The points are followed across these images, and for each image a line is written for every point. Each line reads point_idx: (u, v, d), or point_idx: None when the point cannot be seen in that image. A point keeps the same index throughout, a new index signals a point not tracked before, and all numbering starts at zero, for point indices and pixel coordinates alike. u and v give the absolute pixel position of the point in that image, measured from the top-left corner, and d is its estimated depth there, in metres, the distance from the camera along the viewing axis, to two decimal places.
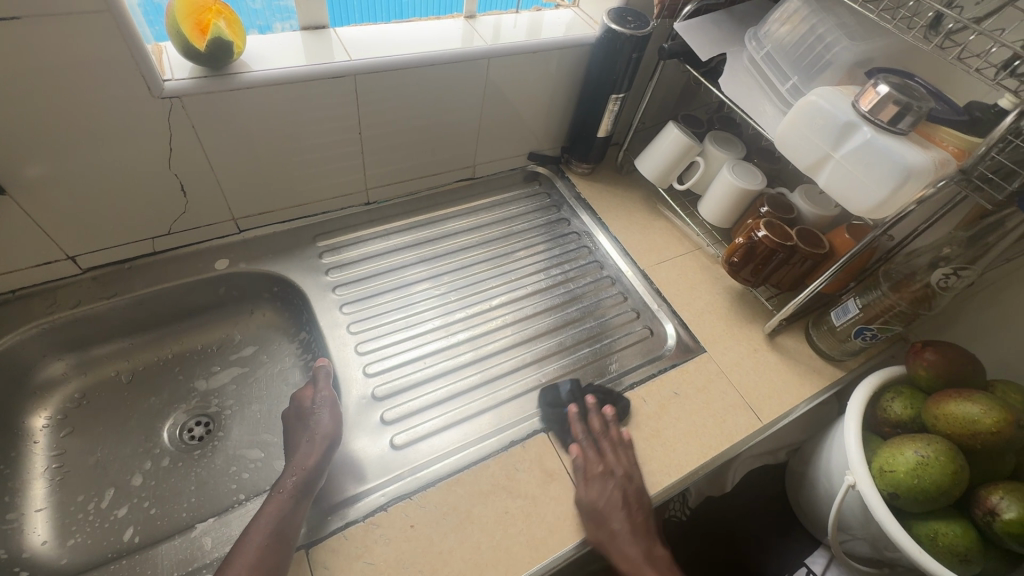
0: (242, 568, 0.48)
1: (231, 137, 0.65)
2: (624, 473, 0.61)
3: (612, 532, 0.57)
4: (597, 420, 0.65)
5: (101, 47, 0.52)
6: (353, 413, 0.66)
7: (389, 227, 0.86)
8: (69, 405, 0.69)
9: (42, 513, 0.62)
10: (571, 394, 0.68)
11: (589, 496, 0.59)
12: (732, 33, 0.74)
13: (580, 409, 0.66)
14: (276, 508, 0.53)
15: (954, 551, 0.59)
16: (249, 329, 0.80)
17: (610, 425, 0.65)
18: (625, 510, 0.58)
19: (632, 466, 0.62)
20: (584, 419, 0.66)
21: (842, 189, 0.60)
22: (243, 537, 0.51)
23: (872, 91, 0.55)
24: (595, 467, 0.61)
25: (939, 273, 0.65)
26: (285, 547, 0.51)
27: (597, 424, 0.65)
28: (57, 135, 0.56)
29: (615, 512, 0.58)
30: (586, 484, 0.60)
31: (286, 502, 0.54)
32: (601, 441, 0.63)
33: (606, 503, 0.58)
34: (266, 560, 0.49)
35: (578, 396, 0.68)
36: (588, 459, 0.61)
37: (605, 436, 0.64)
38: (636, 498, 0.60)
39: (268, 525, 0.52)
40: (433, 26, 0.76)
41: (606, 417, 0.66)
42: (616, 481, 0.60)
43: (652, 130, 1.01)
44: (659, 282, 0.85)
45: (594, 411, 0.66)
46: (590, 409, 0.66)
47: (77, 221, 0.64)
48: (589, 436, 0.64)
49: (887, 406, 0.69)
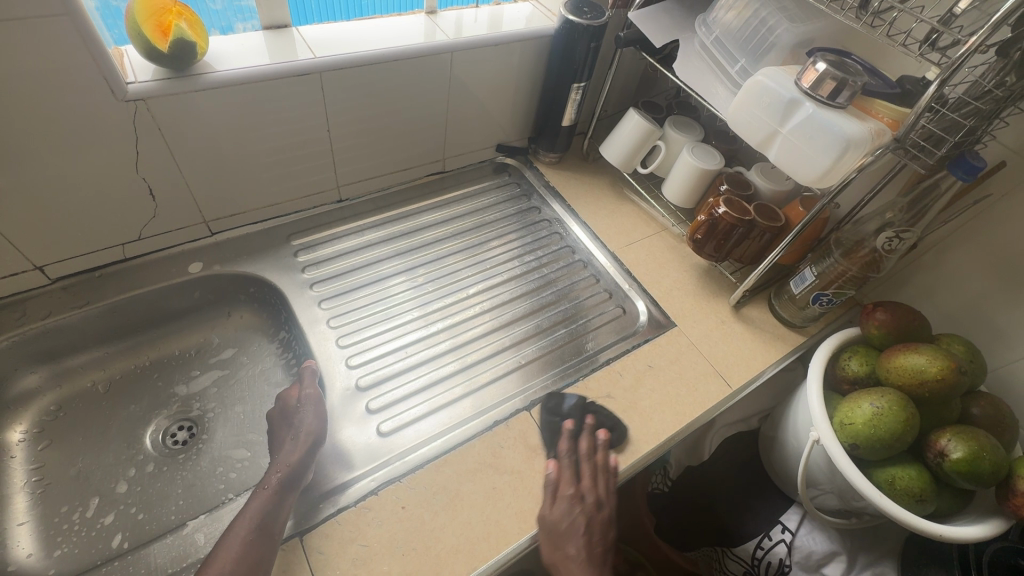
0: (225, 563, 0.50)
1: (198, 139, 0.65)
2: (595, 500, 0.61)
3: (566, 555, 0.57)
4: (586, 441, 0.64)
5: (61, 53, 0.52)
6: (338, 404, 0.67)
7: (363, 223, 0.87)
8: (46, 418, 0.69)
9: (25, 526, 0.61)
10: (572, 408, 0.68)
11: (550, 514, 0.59)
12: (683, 20, 0.78)
13: (574, 426, 0.66)
14: (260, 503, 0.55)
15: (910, 493, 0.64)
16: (227, 332, 0.80)
17: (598, 449, 0.64)
18: (584, 539, 0.59)
19: (604, 494, 0.62)
20: (574, 437, 0.65)
21: (791, 162, 0.64)
22: (228, 531, 0.53)
23: (812, 69, 0.58)
24: (567, 487, 0.61)
25: (884, 237, 0.70)
26: (269, 540, 0.52)
27: (586, 452, 0.63)
28: (19, 143, 0.55)
29: (573, 538, 0.58)
30: (551, 503, 0.60)
31: (269, 498, 0.55)
32: (582, 464, 0.63)
33: (569, 525, 0.58)
34: (250, 552, 0.51)
35: (579, 411, 0.67)
36: (563, 478, 0.61)
37: (588, 460, 0.63)
38: (598, 529, 0.61)
39: (252, 519, 0.53)
40: (396, 22, 0.77)
41: (596, 442, 0.65)
42: (585, 506, 0.60)
43: (615, 118, 1.04)
44: (629, 263, 0.88)
45: (585, 432, 0.65)
46: (584, 429, 0.66)
47: (44, 231, 0.63)
48: (572, 456, 0.63)
49: (845, 365, 0.73)
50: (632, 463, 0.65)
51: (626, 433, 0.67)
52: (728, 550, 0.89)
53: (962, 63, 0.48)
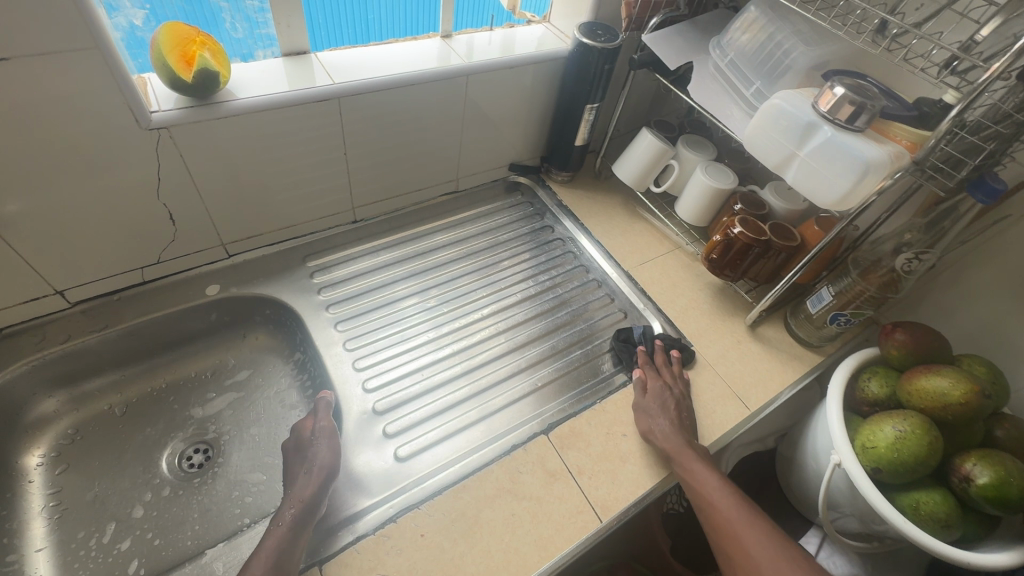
0: None
1: (216, 164, 0.66)
2: (678, 391, 0.71)
3: (658, 423, 0.66)
4: (662, 356, 0.75)
5: (87, 85, 0.53)
6: (354, 430, 0.67)
7: (377, 244, 0.87)
8: (63, 442, 0.69)
9: (42, 552, 0.61)
10: (642, 337, 0.77)
11: (645, 401, 0.69)
12: (697, 42, 0.78)
13: (649, 347, 0.76)
14: (275, 542, 0.52)
15: (936, 518, 0.63)
16: (243, 353, 0.80)
17: (673, 362, 0.75)
18: (673, 412, 0.67)
19: (686, 389, 0.72)
20: (652, 354, 0.75)
21: (809, 183, 0.64)
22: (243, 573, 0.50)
23: (829, 93, 0.59)
24: (653, 378, 0.71)
25: (903, 258, 0.69)
26: None
27: (661, 367, 0.73)
28: (44, 170, 0.56)
29: (665, 411, 0.67)
30: (644, 393, 0.70)
31: (284, 535, 0.53)
32: (661, 368, 0.73)
33: (658, 406, 0.68)
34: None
35: (649, 339, 0.77)
36: (648, 374, 0.72)
37: (665, 366, 0.74)
38: (686, 411, 0.69)
39: (268, 558, 0.51)
40: (410, 47, 0.78)
41: (671, 356, 0.75)
42: (668, 390, 0.70)
43: (626, 136, 1.05)
44: (644, 282, 0.88)
45: (661, 350, 0.76)
46: (658, 347, 0.76)
47: (66, 256, 0.64)
48: (651, 364, 0.74)
49: (865, 387, 0.73)
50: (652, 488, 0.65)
51: (645, 458, 0.66)
52: None
53: (985, 88, 0.48)
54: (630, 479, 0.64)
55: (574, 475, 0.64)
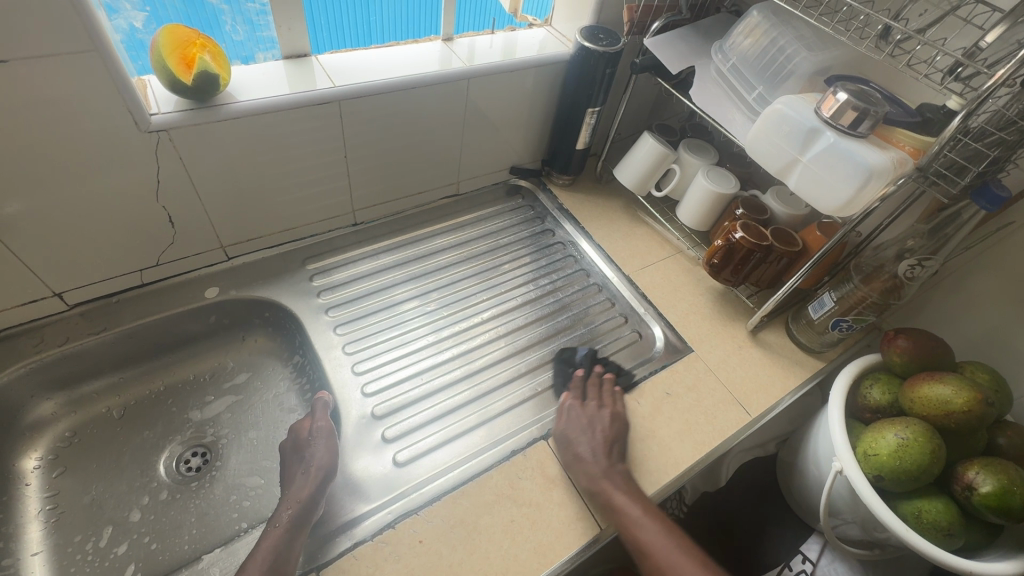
0: None
1: (216, 167, 0.65)
2: (604, 409, 0.68)
3: (578, 449, 0.63)
4: (596, 376, 0.73)
5: (88, 87, 0.53)
6: (353, 434, 0.66)
7: (377, 247, 0.87)
8: (61, 445, 0.68)
9: (38, 556, 0.61)
10: (582, 360, 0.76)
11: (563, 425, 0.66)
12: (699, 46, 0.78)
13: (585, 373, 0.74)
14: (272, 543, 0.53)
15: (938, 526, 0.62)
16: (242, 356, 0.80)
17: (608, 379, 0.73)
18: (591, 432, 0.64)
19: (615, 405, 0.69)
20: (586, 380, 0.73)
21: (811, 189, 0.63)
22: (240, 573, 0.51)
23: (832, 98, 0.58)
24: (577, 399, 0.69)
25: (906, 264, 0.69)
26: None
27: (596, 389, 0.71)
28: (43, 172, 0.56)
29: (583, 436, 0.64)
30: (562, 417, 0.67)
31: (282, 536, 0.53)
32: (590, 386, 0.71)
33: (575, 429, 0.65)
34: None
35: (590, 363, 0.77)
36: (573, 395, 0.70)
37: (595, 384, 0.72)
38: (610, 430, 0.65)
39: (265, 561, 0.51)
40: (411, 50, 0.78)
41: (604, 378, 0.73)
42: (590, 407, 0.68)
43: (628, 140, 1.04)
44: (644, 287, 0.87)
45: (596, 374, 0.73)
46: (594, 372, 0.74)
47: (64, 258, 0.63)
48: (579, 387, 0.72)
49: (867, 393, 0.72)
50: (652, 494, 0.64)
51: (645, 464, 0.66)
52: None
53: (989, 95, 0.49)
54: None
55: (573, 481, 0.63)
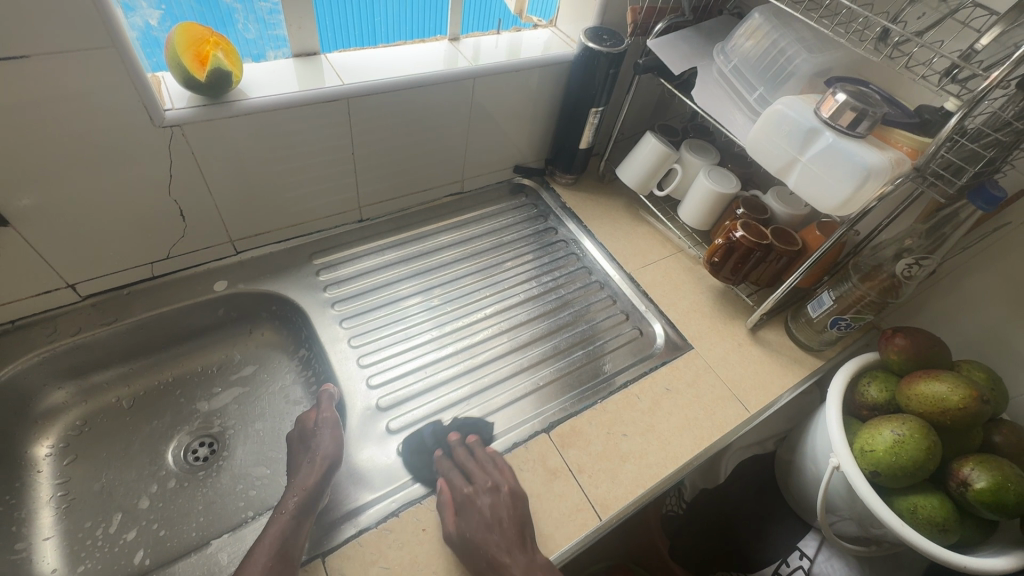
0: None
1: (229, 162, 0.67)
2: (494, 487, 0.60)
3: (493, 551, 0.55)
4: (463, 450, 0.64)
5: (105, 82, 0.54)
6: (358, 425, 0.68)
7: (383, 243, 0.88)
8: (71, 433, 0.70)
9: (50, 541, 0.62)
10: (435, 437, 0.66)
11: (455, 526, 0.57)
12: (701, 48, 0.79)
13: (444, 449, 0.65)
14: (278, 529, 0.54)
15: (933, 522, 0.63)
16: (248, 349, 0.81)
17: (477, 448, 0.65)
18: (499, 524, 0.56)
19: (505, 479, 0.61)
20: (451, 454, 0.64)
21: (810, 189, 0.64)
22: (248, 557, 0.52)
23: (831, 99, 0.60)
24: (463, 492, 0.59)
25: (903, 264, 0.70)
26: (288, 567, 0.51)
27: (464, 458, 0.63)
28: (61, 164, 0.57)
29: (495, 532, 0.56)
30: (452, 516, 0.58)
31: (288, 522, 0.54)
32: (468, 464, 0.62)
33: (479, 528, 0.56)
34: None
35: (441, 435, 0.67)
36: (454, 485, 0.60)
37: (472, 459, 0.63)
38: (516, 514, 0.58)
39: (272, 546, 0.52)
40: (418, 49, 0.79)
41: (472, 447, 0.65)
42: (482, 499, 0.58)
43: (630, 140, 1.06)
44: (645, 285, 0.88)
45: (460, 445, 0.65)
46: (455, 443, 0.65)
47: (78, 250, 0.65)
48: (454, 465, 0.63)
49: (865, 391, 0.73)
50: (650, 488, 0.65)
51: (644, 457, 0.67)
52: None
53: (984, 96, 0.50)
54: (628, 478, 0.65)
55: (574, 473, 0.65)
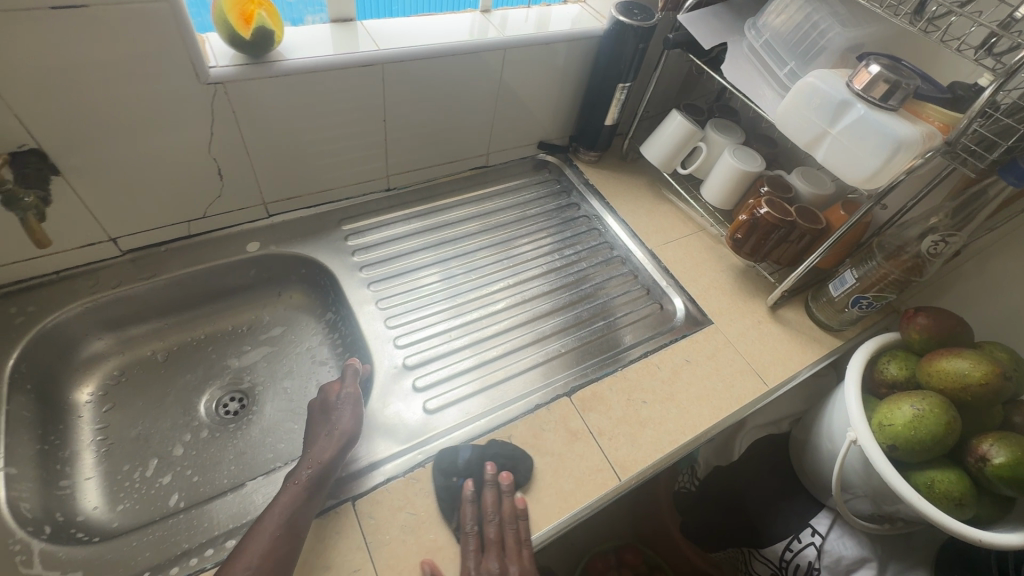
0: (252, 557, 0.49)
1: (267, 123, 0.69)
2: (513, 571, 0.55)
3: None
4: (490, 496, 0.58)
5: (158, 36, 0.56)
6: (385, 382, 0.70)
7: (409, 212, 0.90)
8: (110, 382, 0.72)
9: (91, 481, 0.64)
10: (469, 462, 0.61)
11: None
12: (733, 23, 0.79)
13: (474, 485, 0.59)
14: (289, 498, 0.54)
15: (949, 496, 0.64)
16: (277, 311, 0.84)
17: (503, 498, 0.59)
18: None
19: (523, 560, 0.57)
20: (477, 497, 0.58)
21: (839, 162, 0.65)
22: (253, 530, 0.52)
23: (864, 71, 0.60)
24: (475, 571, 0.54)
25: (929, 242, 0.70)
26: (294, 540, 0.51)
27: (490, 509, 0.58)
28: (110, 118, 0.59)
29: None
30: None
31: (300, 493, 0.54)
32: (489, 526, 0.57)
33: None
34: (277, 549, 0.50)
35: (477, 465, 0.61)
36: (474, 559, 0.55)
37: (497, 516, 0.58)
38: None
39: (281, 515, 0.52)
40: (449, 19, 0.80)
41: (500, 494, 0.59)
42: None
43: (655, 119, 1.06)
44: (667, 261, 0.89)
45: (490, 484, 0.59)
46: (484, 483, 0.59)
47: (121, 203, 0.67)
48: (477, 522, 0.57)
49: (884, 368, 0.74)
50: (669, 452, 0.67)
51: (663, 424, 0.69)
52: (755, 550, 0.89)
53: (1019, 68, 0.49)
54: (649, 443, 0.67)
55: (595, 436, 0.66)
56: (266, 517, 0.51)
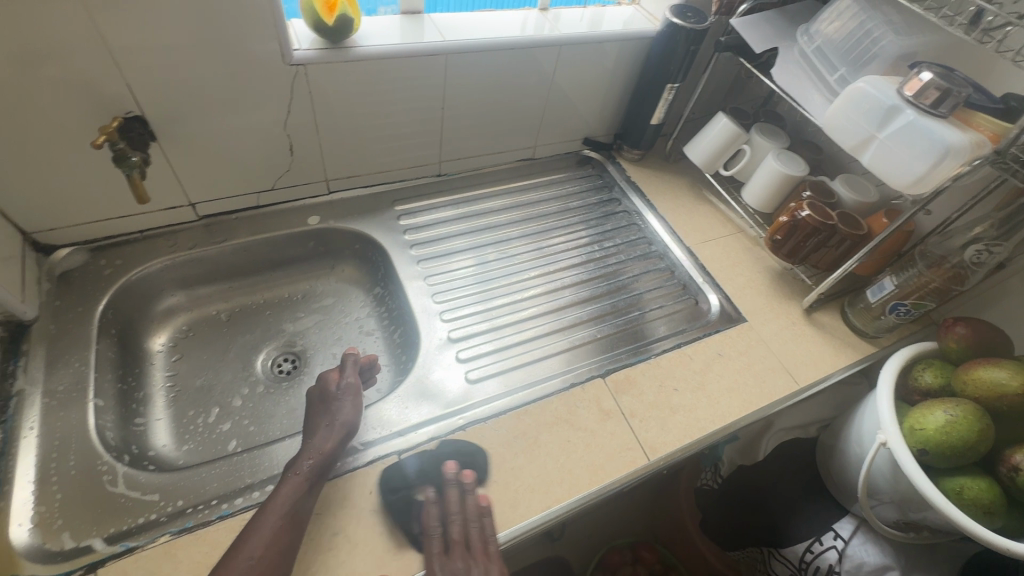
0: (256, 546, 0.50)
1: (338, 104, 0.74)
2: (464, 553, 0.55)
3: None
4: (454, 496, 0.58)
5: (255, 20, 0.61)
6: (431, 352, 0.74)
7: (458, 197, 0.95)
8: (179, 335, 0.79)
9: (161, 421, 0.71)
10: (422, 471, 0.61)
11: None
12: (785, 29, 0.81)
13: (436, 490, 0.59)
14: (290, 490, 0.55)
15: (979, 503, 0.64)
16: (330, 283, 0.89)
17: (467, 496, 0.58)
18: None
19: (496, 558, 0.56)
20: (440, 499, 0.58)
21: (884, 165, 0.66)
22: (256, 518, 0.52)
23: (916, 79, 0.61)
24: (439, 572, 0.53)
25: (973, 250, 0.71)
26: (298, 530, 0.53)
27: (456, 506, 0.57)
28: (204, 92, 0.65)
29: None
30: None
31: (300, 484, 0.55)
32: (456, 525, 0.56)
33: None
34: (281, 538, 0.51)
35: (423, 471, 0.61)
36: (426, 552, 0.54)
37: (460, 515, 0.57)
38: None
39: (283, 506, 0.53)
40: (509, 16, 0.85)
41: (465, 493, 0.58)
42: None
43: (699, 122, 1.08)
44: (704, 259, 0.91)
45: (454, 483, 0.59)
46: (449, 483, 0.59)
47: (203, 171, 0.73)
48: (443, 523, 0.56)
49: (918, 376, 0.74)
50: (699, 438, 0.69)
51: (692, 411, 0.71)
52: (775, 551, 0.90)
53: None
54: (679, 427, 0.69)
55: (626, 417, 0.69)
56: (268, 508, 0.52)
